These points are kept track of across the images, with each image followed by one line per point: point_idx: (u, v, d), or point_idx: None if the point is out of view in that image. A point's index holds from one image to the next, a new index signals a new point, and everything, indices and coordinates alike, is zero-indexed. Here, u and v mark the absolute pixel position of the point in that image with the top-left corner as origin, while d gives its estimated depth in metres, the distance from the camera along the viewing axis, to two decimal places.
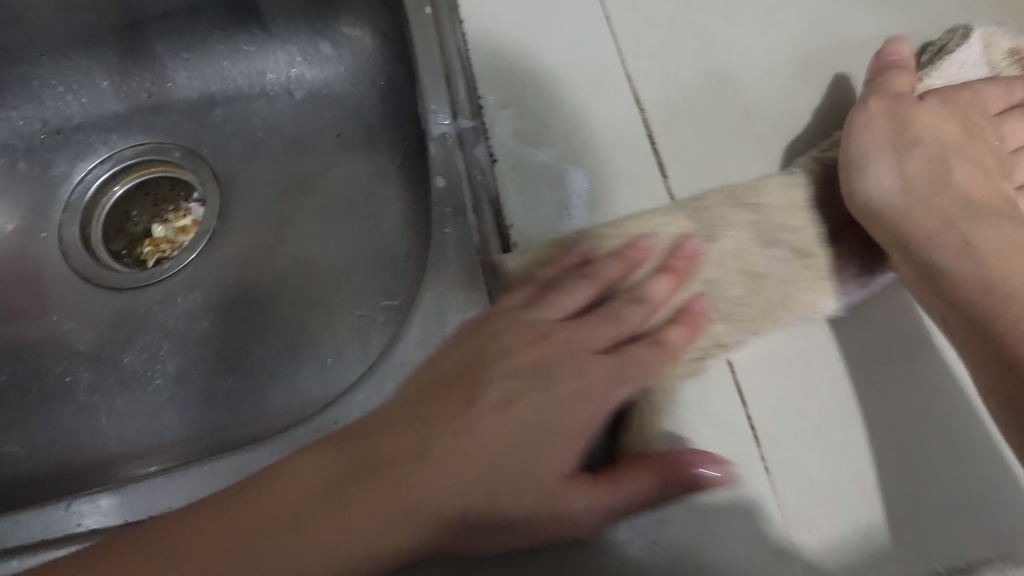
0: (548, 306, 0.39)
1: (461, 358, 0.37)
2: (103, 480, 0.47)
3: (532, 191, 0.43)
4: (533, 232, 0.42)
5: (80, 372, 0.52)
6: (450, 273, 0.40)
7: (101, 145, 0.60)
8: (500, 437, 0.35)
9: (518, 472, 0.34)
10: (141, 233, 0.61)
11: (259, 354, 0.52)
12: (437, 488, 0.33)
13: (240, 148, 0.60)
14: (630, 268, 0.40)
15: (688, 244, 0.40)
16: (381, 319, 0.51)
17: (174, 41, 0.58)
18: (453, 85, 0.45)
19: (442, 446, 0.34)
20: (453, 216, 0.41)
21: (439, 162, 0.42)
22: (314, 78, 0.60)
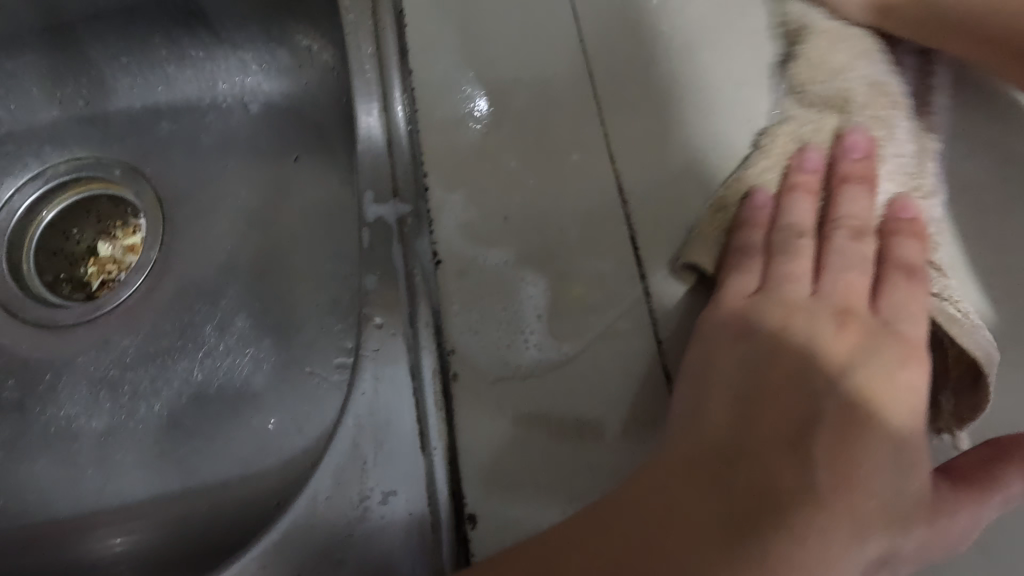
0: (737, 264, 0.35)
1: (735, 358, 0.33)
2: (60, 553, 0.43)
3: (480, 306, 0.34)
4: (475, 365, 0.33)
5: (1, 425, 0.47)
6: (372, 407, 0.33)
7: (33, 158, 0.53)
8: (801, 430, 0.31)
9: (840, 474, 0.30)
10: (82, 254, 0.54)
11: (199, 415, 0.46)
12: (789, 496, 0.29)
13: (188, 167, 0.53)
14: (768, 225, 0.36)
15: (812, 154, 0.36)
16: (333, 379, 0.45)
17: (111, 44, 0.51)
18: (397, 146, 0.39)
19: (762, 469, 0.30)
20: (383, 328, 0.34)
21: (369, 255, 0.37)
22: (272, 90, 0.53)
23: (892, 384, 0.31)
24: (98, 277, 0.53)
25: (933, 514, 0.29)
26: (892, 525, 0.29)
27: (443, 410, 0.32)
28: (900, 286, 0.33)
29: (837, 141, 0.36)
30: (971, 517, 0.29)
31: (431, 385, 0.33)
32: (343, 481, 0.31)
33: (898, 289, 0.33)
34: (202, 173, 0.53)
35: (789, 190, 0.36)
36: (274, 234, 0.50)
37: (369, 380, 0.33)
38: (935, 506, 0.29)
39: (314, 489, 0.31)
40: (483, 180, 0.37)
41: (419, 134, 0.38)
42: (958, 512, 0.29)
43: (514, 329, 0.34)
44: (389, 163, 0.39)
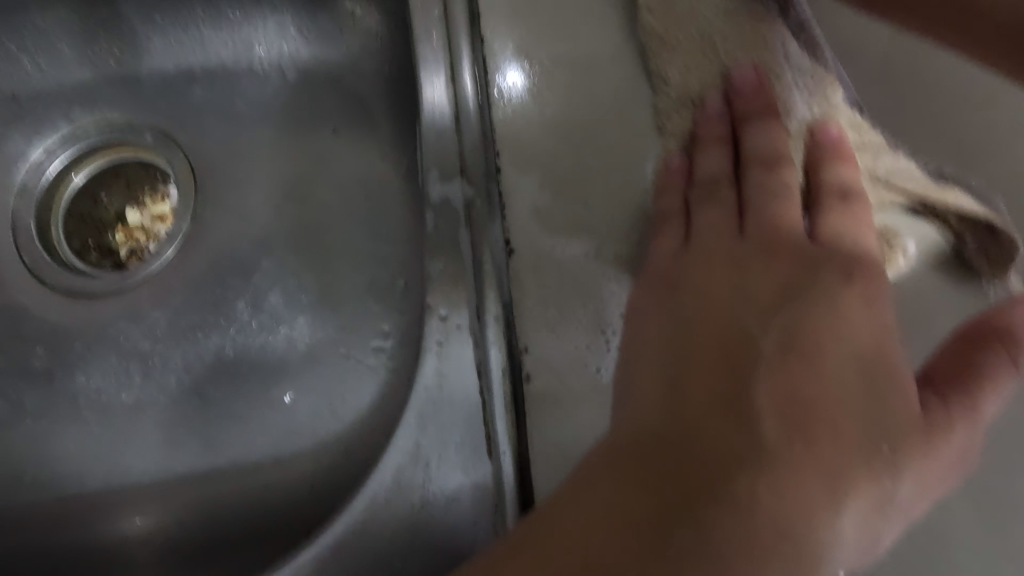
0: (702, 207, 0.34)
1: (690, 291, 0.32)
2: (82, 530, 0.43)
3: (558, 303, 0.33)
4: (554, 364, 0.32)
5: (30, 393, 0.46)
6: (446, 405, 0.32)
7: (63, 120, 0.52)
8: (782, 350, 0.29)
9: (829, 385, 0.29)
10: (111, 220, 0.52)
11: (230, 393, 0.45)
12: (779, 419, 0.27)
13: (222, 134, 0.51)
14: (717, 152, 0.35)
15: (738, 80, 0.35)
16: (369, 363, 0.44)
17: (145, 2, 0.49)
18: (463, 124, 0.37)
19: (735, 387, 0.28)
20: (452, 323, 0.34)
21: (435, 242, 0.36)
22: (310, 57, 0.50)
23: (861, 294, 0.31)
24: (127, 245, 0.51)
25: (927, 429, 0.29)
26: (888, 462, 0.28)
27: (512, 408, 0.32)
28: (834, 210, 0.33)
29: (727, 82, 0.35)
30: (962, 424, 0.29)
31: (504, 387, 0.32)
32: (407, 467, 0.32)
33: (841, 206, 0.33)
34: (235, 141, 0.51)
35: (745, 117, 0.34)
36: (309, 210, 0.48)
37: (433, 374, 0.33)
38: (928, 424, 0.29)
39: (374, 483, 0.31)
40: (560, 168, 0.35)
41: (491, 110, 0.36)
42: (949, 422, 0.29)
43: (586, 326, 0.33)
44: (447, 139, 0.37)
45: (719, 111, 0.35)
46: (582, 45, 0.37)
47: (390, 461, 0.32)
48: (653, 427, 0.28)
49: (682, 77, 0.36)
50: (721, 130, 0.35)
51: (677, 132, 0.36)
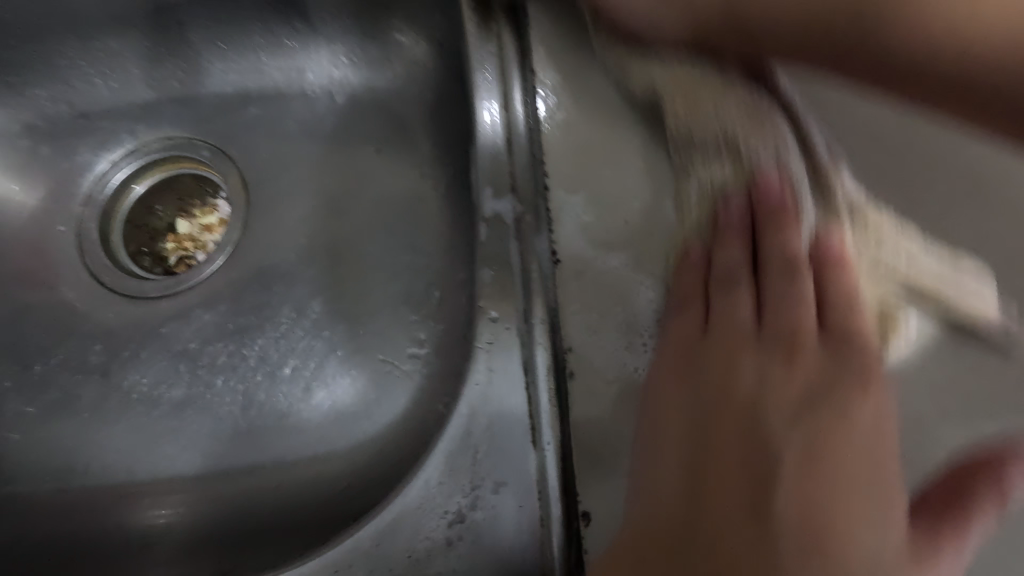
0: (720, 300, 0.36)
1: (706, 383, 0.34)
2: (111, 517, 0.45)
3: (599, 308, 0.36)
4: (594, 362, 0.35)
5: (84, 387, 0.49)
6: (495, 397, 0.35)
7: (128, 135, 0.56)
8: (782, 440, 0.31)
9: (824, 485, 0.29)
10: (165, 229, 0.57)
11: (274, 395, 0.48)
12: (770, 505, 0.29)
13: (273, 152, 0.55)
14: (737, 246, 0.37)
15: (768, 186, 0.36)
16: (404, 368, 0.46)
17: (210, 30, 0.53)
18: (515, 147, 0.41)
19: (728, 480, 0.31)
20: (501, 322, 0.37)
21: (487, 250, 0.39)
22: (358, 81, 0.54)
23: (862, 408, 0.31)
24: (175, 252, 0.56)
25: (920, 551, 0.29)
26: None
27: (556, 401, 0.35)
28: (844, 313, 0.34)
29: (753, 183, 0.36)
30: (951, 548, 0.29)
31: (548, 380, 0.35)
32: (454, 459, 0.35)
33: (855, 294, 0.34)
34: (285, 158, 0.54)
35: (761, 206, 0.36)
36: (352, 225, 0.51)
37: (484, 370, 0.36)
38: (918, 552, 0.29)
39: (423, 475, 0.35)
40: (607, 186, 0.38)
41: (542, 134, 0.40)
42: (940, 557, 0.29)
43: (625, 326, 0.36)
44: (495, 159, 0.41)
45: (739, 207, 0.37)
46: (617, 102, 0.39)
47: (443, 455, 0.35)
48: (664, 485, 0.31)
49: (713, 170, 0.37)
50: (740, 225, 0.37)
51: (705, 210, 0.37)
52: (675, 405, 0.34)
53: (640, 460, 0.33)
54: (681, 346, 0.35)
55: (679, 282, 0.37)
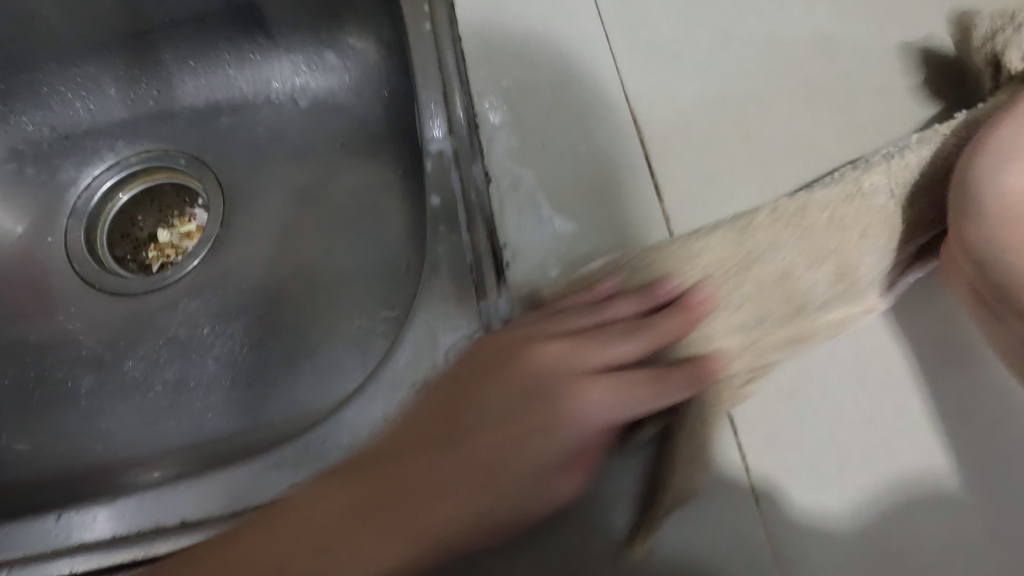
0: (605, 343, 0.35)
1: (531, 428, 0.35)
2: (107, 487, 0.48)
3: (528, 213, 0.39)
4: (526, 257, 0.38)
5: (83, 378, 0.53)
6: (441, 293, 0.38)
7: (109, 151, 0.61)
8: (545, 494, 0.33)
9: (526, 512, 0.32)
10: (147, 239, 0.62)
11: (258, 363, 0.52)
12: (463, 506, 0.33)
13: (245, 155, 0.60)
14: (649, 306, 0.35)
15: (699, 292, 0.35)
16: (380, 330, 0.51)
17: (181, 49, 0.59)
18: (451, 101, 0.42)
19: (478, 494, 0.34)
20: (445, 233, 0.39)
21: (432, 177, 0.41)
22: (319, 87, 0.60)
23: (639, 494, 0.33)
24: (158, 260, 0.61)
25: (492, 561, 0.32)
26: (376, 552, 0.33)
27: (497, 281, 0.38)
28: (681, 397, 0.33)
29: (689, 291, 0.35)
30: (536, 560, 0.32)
31: (489, 270, 0.38)
32: (414, 361, 0.37)
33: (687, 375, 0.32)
34: (257, 160, 0.60)
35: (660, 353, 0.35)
36: (323, 212, 0.57)
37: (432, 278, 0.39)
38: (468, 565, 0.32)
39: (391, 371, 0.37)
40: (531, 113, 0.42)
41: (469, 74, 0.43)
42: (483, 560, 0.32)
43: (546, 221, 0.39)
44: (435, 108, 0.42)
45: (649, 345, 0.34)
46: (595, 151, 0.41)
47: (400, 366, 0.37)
48: (351, 502, 0.34)
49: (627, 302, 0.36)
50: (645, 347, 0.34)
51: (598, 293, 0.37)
52: (435, 393, 0.36)
53: (365, 458, 0.35)
54: (498, 385, 0.35)
55: (568, 309, 0.37)
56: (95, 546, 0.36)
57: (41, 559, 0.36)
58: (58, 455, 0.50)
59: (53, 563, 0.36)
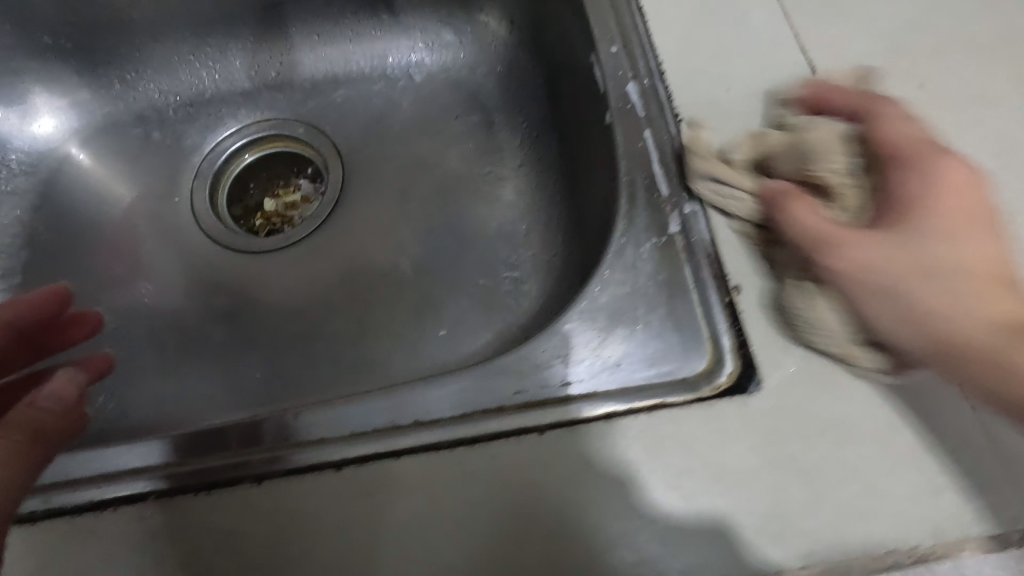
0: None
1: None
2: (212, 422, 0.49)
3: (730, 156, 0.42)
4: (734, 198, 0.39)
5: (216, 329, 0.55)
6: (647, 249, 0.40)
7: (230, 118, 0.63)
8: None
9: None
10: (255, 208, 0.64)
11: (383, 317, 0.54)
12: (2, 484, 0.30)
13: (362, 125, 0.62)
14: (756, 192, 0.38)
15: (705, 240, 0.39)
16: (505, 288, 0.53)
17: (307, 22, 0.61)
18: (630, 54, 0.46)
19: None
20: (645, 188, 0.42)
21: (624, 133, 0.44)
22: (435, 62, 0.62)
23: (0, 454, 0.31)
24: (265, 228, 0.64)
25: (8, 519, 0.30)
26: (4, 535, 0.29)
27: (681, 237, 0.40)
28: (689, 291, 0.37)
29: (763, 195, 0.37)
30: None
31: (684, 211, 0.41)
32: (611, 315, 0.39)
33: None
34: (375, 131, 0.62)
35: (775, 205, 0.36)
36: (441, 178, 0.59)
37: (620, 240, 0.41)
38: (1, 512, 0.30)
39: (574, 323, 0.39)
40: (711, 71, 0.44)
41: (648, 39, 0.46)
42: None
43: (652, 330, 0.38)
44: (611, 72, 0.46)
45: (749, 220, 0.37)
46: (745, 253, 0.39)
47: (611, 285, 0.40)
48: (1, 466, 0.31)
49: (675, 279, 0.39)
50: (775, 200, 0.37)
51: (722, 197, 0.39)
52: None
53: None
54: None
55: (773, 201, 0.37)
56: (136, 473, 0.38)
57: (102, 483, 0.37)
58: (182, 393, 0.52)
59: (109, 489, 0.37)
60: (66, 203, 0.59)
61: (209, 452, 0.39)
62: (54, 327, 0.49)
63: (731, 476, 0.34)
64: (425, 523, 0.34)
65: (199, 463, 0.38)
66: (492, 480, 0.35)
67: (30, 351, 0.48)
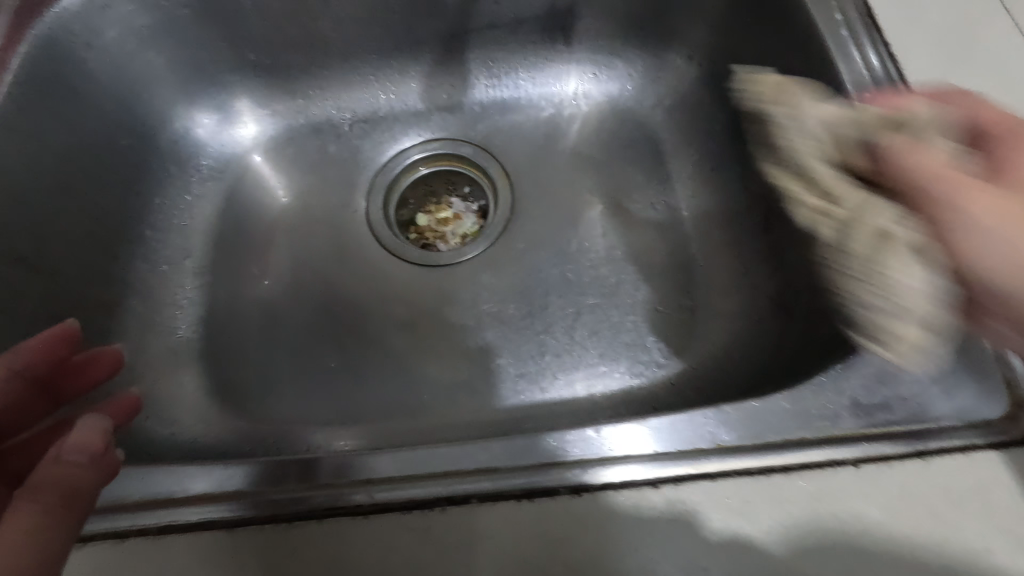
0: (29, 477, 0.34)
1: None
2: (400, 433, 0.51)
3: None
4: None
5: (396, 338, 0.56)
6: None
7: (401, 136, 0.66)
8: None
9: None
10: (408, 223, 0.67)
11: (560, 338, 0.55)
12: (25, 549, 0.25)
13: (530, 149, 0.64)
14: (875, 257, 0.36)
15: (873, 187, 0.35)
16: (682, 316, 0.54)
17: (487, 50, 0.63)
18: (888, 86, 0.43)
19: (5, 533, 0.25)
20: None
21: None
22: (602, 93, 0.64)
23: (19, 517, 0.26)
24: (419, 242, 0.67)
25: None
26: None
27: None
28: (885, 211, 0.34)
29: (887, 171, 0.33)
30: None
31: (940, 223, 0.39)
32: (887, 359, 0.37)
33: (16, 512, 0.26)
34: (541, 155, 0.64)
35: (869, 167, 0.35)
36: (611, 204, 0.60)
37: None
38: None
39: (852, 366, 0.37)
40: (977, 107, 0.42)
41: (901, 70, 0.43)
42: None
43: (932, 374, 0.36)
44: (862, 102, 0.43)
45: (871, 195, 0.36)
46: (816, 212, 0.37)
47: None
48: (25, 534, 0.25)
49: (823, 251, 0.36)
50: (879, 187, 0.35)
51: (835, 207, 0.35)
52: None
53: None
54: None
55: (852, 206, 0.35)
56: (203, 500, 0.37)
57: (168, 507, 0.36)
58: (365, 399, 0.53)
59: (169, 514, 0.36)
60: (250, 207, 0.61)
61: (464, 461, 0.37)
62: (66, 374, 0.42)
63: (847, 531, 0.32)
64: (507, 548, 0.34)
65: (276, 493, 0.37)
66: (665, 520, 0.33)
67: (49, 398, 0.41)
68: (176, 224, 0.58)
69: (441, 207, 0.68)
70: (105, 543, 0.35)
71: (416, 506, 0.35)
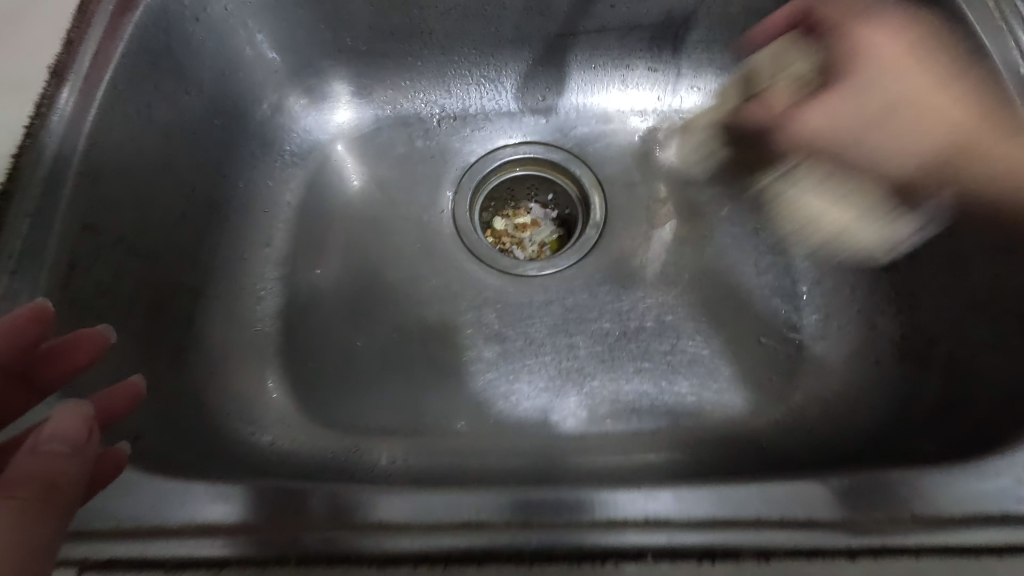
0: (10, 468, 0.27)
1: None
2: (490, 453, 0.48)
3: None
4: None
5: (483, 351, 0.53)
6: None
7: (490, 134, 0.63)
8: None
9: None
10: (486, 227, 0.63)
11: (657, 362, 0.52)
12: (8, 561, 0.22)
13: (626, 160, 0.61)
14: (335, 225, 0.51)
15: None
16: (788, 351, 0.51)
17: (591, 54, 0.60)
18: None
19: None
20: None
21: None
22: (706, 108, 0.61)
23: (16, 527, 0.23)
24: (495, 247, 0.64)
25: None
26: None
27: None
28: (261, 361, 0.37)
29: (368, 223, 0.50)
30: None
31: None
32: None
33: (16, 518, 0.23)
34: (638, 167, 0.60)
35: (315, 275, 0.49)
36: (711, 225, 0.57)
37: None
38: None
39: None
40: None
41: None
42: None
43: None
44: None
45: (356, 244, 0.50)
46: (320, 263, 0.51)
47: None
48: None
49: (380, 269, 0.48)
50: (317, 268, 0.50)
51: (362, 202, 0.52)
52: None
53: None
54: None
55: None
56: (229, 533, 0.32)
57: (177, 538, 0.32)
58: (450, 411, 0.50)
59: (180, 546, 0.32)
60: (332, 198, 0.58)
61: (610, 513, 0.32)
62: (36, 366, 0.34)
63: None
64: None
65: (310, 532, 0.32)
66: None
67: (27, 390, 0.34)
68: (258, 209, 0.56)
69: (517, 212, 0.65)
70: (195, 573, 0.31)
71: (551, 560, 0.31)
